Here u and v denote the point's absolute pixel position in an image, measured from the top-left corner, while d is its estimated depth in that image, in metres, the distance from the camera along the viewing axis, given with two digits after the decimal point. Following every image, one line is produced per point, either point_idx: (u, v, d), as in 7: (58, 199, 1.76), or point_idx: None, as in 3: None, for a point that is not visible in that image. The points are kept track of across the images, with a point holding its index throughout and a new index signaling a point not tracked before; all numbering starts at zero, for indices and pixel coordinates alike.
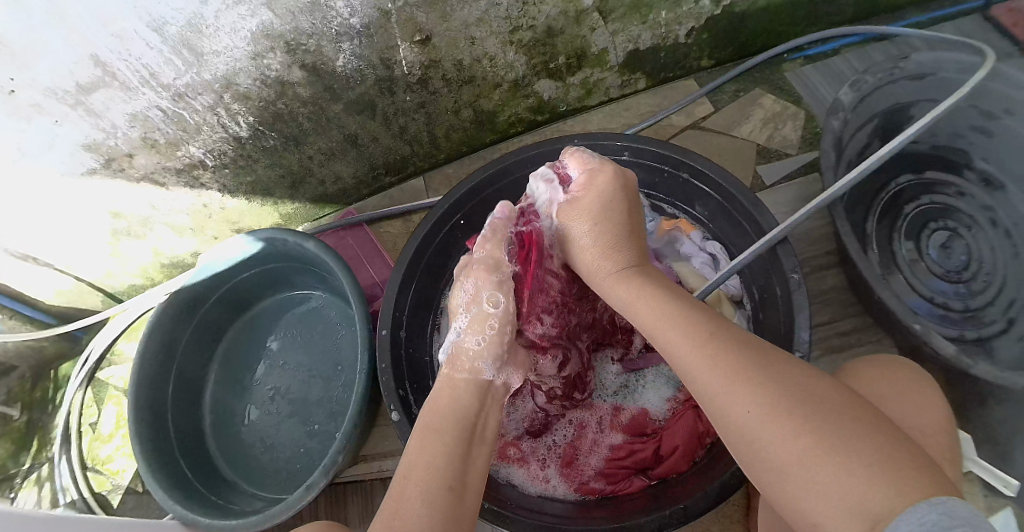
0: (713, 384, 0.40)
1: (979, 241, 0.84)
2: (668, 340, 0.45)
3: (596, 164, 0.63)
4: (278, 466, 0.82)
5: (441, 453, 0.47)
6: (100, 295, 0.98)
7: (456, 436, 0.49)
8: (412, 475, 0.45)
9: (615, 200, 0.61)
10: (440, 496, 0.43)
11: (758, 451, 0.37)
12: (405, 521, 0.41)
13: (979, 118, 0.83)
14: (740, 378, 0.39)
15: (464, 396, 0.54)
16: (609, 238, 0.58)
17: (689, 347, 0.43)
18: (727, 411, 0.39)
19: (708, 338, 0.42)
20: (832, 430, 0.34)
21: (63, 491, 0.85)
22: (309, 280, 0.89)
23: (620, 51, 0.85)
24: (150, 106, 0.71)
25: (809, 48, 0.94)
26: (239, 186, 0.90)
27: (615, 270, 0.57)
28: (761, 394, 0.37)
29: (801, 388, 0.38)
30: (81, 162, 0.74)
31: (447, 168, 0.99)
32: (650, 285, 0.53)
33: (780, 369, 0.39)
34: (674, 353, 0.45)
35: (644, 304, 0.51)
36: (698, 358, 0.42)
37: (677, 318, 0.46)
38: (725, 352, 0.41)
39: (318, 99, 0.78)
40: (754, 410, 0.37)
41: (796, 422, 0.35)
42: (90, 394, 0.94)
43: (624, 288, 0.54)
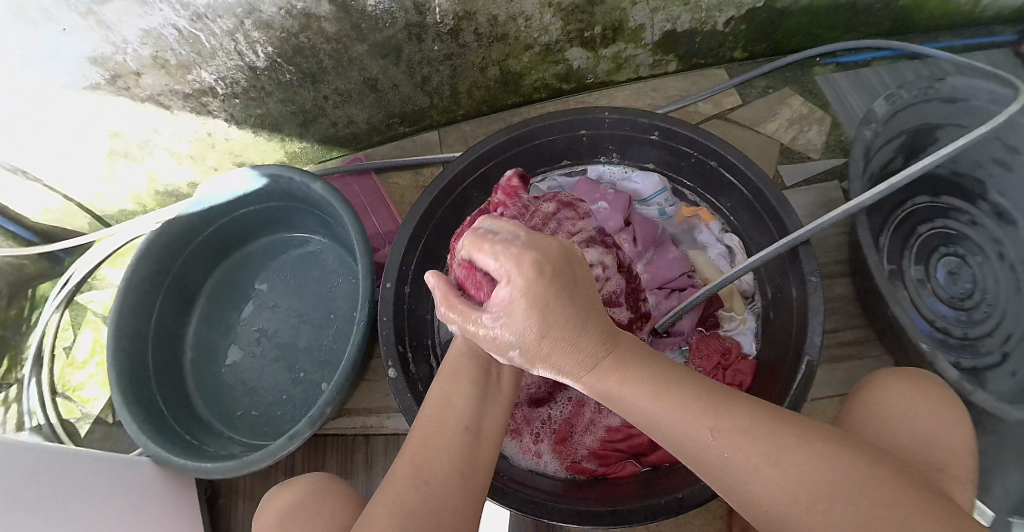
0: (728, 472, 0.36)
1: (985, 272, 0.84)
2: (667, 437, 0.38)
3: (506, 253, 0.41)
4: (258, 411, 0.80)
5: (465, 396, 0.45)
6: (88, 217, 0.93)
7: (476, 383, 0.46)
8: (434, 414, 0.44)
9: (552, 298, 0.40)
10: (460, 437, 0.42)
11: (775, 529, 0.35)
12: (427, 458, 0.40)
13: (1002, 151, 0.82)
14: (758, 469, 0.35)
15: (487, 342, 0.50)
16: (546, 336, 0.40)
17: (695, 440, 0.36)
18: (744, 496, 0.36)
19: (711, 435, 0.36)
20: (861, 523, 0.32)
21: (29, 414, 0.81)
22: (310, 223, 0.86)
23: (657, 29, 0.82)
24: (165, 23, 0.67)
25: (842, 55, 0.92)
26: (247, 118, 0.87)
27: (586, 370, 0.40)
28: (783, 477, 0.34)
29: (825, 475, 0.34)
30: (85, 76, 0.71)
31: (464, 126, 0.96)
32: (623, 362, 0.40)
33: (777, 432, 0.36)
34: (675, 447, 0.38)
35: (620, 387, 0.39)
36: (708, 453, 0.36)
37: (666, 392, 0.38)
38: (737, 433, 0.36)
39: (343, 37, 0.74)
40: (772, 492, 0.34)
41: (817, 515, 0.33)
42: (66, 316, 0.89)
43: (591, 374, 0.40)
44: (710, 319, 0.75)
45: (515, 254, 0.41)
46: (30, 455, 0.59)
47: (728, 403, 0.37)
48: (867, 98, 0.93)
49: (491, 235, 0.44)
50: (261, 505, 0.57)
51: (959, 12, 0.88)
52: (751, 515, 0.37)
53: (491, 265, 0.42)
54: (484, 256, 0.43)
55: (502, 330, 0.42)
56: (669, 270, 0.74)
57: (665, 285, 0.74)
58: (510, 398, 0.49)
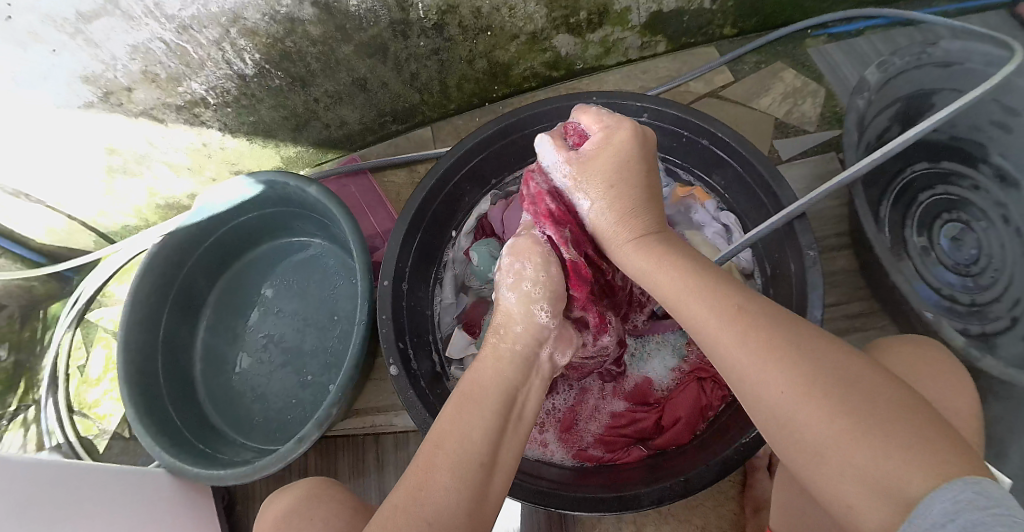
0: (743, 357, 0.37)
1: (989, 237, 0.82)
2: (690, 316, 0.41)
3: (611, 121, 0.55)
4: (269, 416, 0.81)
5: (479, 427, 0.43)
6: (91, 236, 0.95)
7: (498, 414, 0.45)
8: (444, 445, 0.42)
9: (634, 158, 0.53)
10: (472, 473, 0.41)
11: (789, 428, 0.34)
12: (431, 492, 0.39)
13: (1000, 113, 0.81)
14: (771, 353, 0.36)
15: (512, 372, 0.48)
16: (602, 190, 0.52)
17: (717, 318, 0.39)
18: (754, 391, 0.36)
19: (735, 313, 0.39)
20: (873, 404, 0.32)
21: (48, 434, 0.83)
22: (309, 227, 0.87)
23: (643, 11, 0.82)
24: (152, 37, 0.67)
25: (834, 26, 0.91)
26: (241, 126, 0.87)
27: (631, 238, 0.50)
28: (798, 372, 0.34)
29: (833, 365, 0.34)
30: (77, 94, 0.71)
31: (456, 120, 0.97)
32: (667, 251, 0.47)
33: (797, 328, 0.37)
34: (700, 332, 0.41)
35: (662, 276, 0.45)
36: (726, 332, 0.38)
37: (702, 288, 0.42)
38: (755, 327, 0.37)
39: (328, 39, 0.75)
40: (787, 387, 0.34)
41: (832, 401, 0.33)
42: (78, 335, 0.92)
43: (642, 255, 0.48)
44: None
45: (614, 120, 0.55)
46: (40, 470, 0.59)
47: (754, 300, 0.40)
48: (860, 67, 0.92)
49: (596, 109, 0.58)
50: (260, 511, 0.57)
51: None
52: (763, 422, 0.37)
53: (590, 126, 0.56)
54: (584, 121, 0.57)
55: (577, 169, 0.54)
56: None
57: None
58: (530, 425, 0.48)
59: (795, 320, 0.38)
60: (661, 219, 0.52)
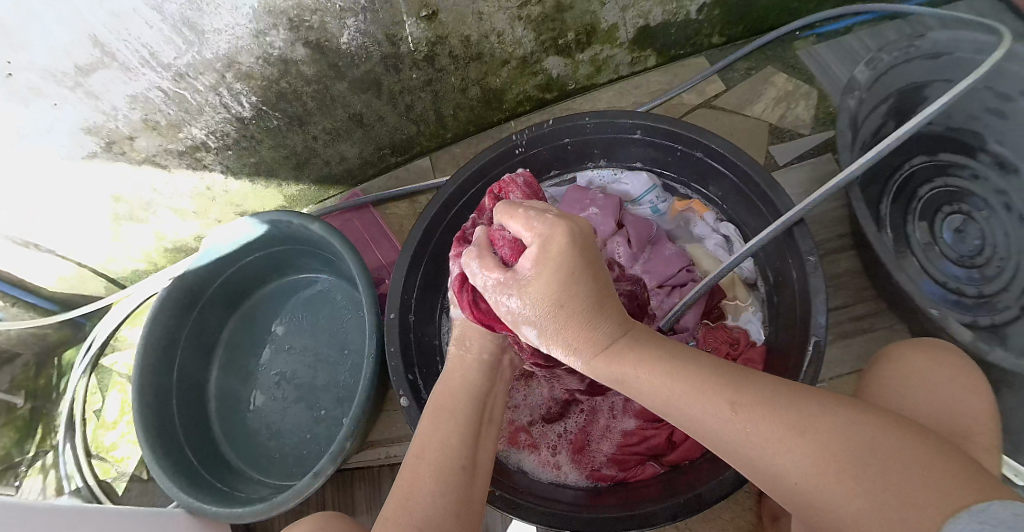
0: (751, 448, 0.34)
1: (993, 225, 0.82)
2: (681, 413, 0.37)
3: (545, 222, 0.45)
4: (286, 452, 0.82)
5: (453, 429, 0.45)
6: (103, 281, 0.96)
7: (470, 418, 0.47)
8: (426, 454, 0.44)
9: (578, 269, 0.43)
10: (455, 477, 0.42)
11: (812, 509, 0.32)
12: (417, 502, 0.40)
13: (994, 100, 0.80)
14: (782, 437, 0.33)
15: (477, 374, 0.51)
16: (545, 321, 0.44)
17: (713, 415, 0.36)
18: (770, 474, 0.34)
19: (730, 410, 0.35)
20: (890, 472, 0.30)
21: (68, 478, 0.84)
22: (314, 262, 0.87)
23: (631, 27, 0.83)
24: (150, 86, 0.69)
25: (822, 26, 0.92)
26: (243, 168, 0.88)
27: (593, 354, 0.43)
28: (813, 452, 0.32)
29: (850, 435, 0.32)
30: (81, 145, 0.73)
31: (454, 148, 0.98)
32: (644, 353, 0.41)
33: (803, 404, 0.35)
34: (699, 429, 0.37)
35: (641, 380, 0.40)
36: (729, 429, 0.35)
37: (693, 382, 0.37)
38: (761, 418, 0.34)
39: (322, 77, 0.76)
40: (803, 469, 0.32)
41: (850, 480, 0.31)
42: (94, 380, 0.93)
43: (612, 355, 0.42)
44: (715, 309, 0.76)
45: (549, 224, 0.44)
46: (57, 518, 0.60)
47: (752, 385, 0.36)
48: (852, 65, 0.92)
49: (522, 206, 0.48)
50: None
51: None
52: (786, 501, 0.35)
53: (522, 232, 0.47)
54: (514, 226, 0.47)
55: (520, 297, 0.45)
56: (668, 266, 0.74)
57: (665, 282, 0.73)
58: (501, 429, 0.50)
59: (797, 399, 0.35)
60: (622, 314, 0.45)
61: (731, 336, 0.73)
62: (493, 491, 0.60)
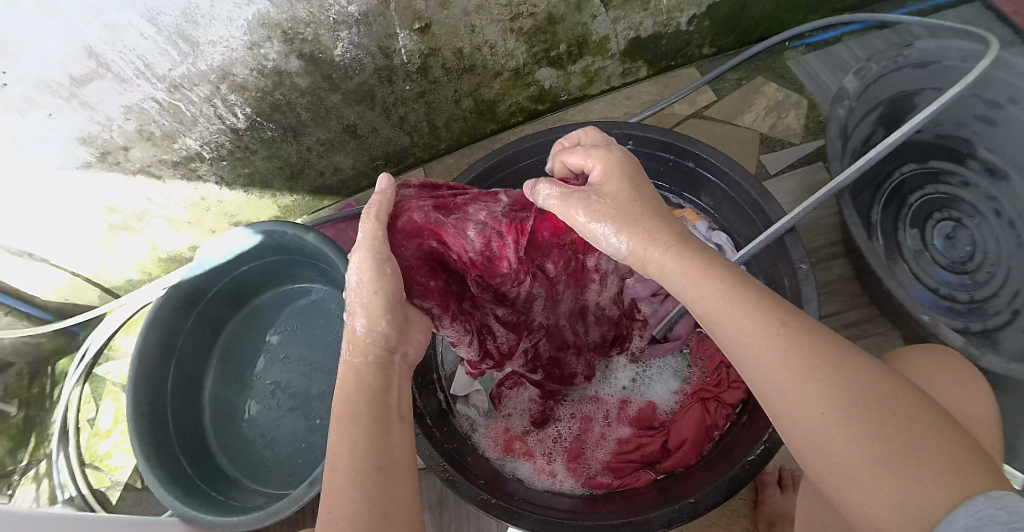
0: (785, 374, 0.36)
1: (983, 232, 0.84)
2: (730, 330, 0.39)
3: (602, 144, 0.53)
4: (281, 460, 0.82)
5: (355, 435, 0.42)
6: (97, 291, 0.96)
7: (376, 418, 0.43)
8: (338, 465, 0.41)
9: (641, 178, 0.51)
10: (371, 480, 0.39)
11: (820, 449, 0.34)
12: (340, 514, 0.38)
13: (983, 107, 0.82)
14: (814, 372, 0.35)
15: (371, 375, 0.47)
16: (625, 222, 0.47)
17: (762, 332, 0.37)
18: (791, 411, 0.36)
19: (778, 331, 0.37)
20: (907, 431, 0.32)
21: (61, 487, 0.84)
22: (308, 273, 0.88)
23: (622, 39, 0.84)
24: (145, 97, 0.69)
25: (812, 35, 0.93)
26: (237, 178, 0.89)
27: (668, 250, 0.45)
28: (840, 393, 0.34)
29: (874, 387, 0.34)
30: (76, 156, 0.73)
31: (448, 158, 0.98)
32: (713, 267, 0.43)
33: (838, 347, 0.37)
34: (738, 344, 0.39)
35: (704, 288, 0.42)
36: (772, 348, 0.37)
37: (752, 299, 0.39)
38: (802, 346, 0.36)
39: (316, 89, 0.76)
40: (827, 408, 0.34)
41: (869, 428, 0.33)
42: (87, 390, 0.93)
43: (681, 267, 0.44)
44: None
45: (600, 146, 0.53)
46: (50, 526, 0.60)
47: (798, 319, 0.38)
48: (840, 74, 0.93)
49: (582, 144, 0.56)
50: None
51: None
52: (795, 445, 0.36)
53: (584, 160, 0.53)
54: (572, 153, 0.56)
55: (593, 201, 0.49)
56: None
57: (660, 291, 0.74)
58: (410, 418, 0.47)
59: (837, 342, 0.37)
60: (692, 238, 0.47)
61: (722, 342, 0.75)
62: (489, 500, 0.60)
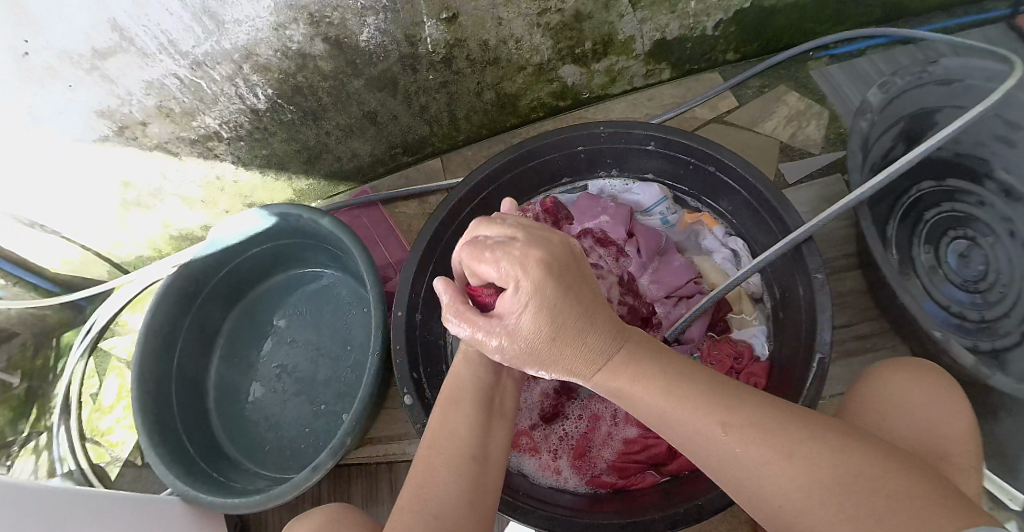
0: (739, 469, 0.34)
1: (997, 252, 0.82)
2: (677, 436, 0.37)
3: (512, 262, 0.41)
4: (283, 444, 0.82)
5: (465, 421, 0.45)
6: (106, 265, 0.96)
7: (477, 409, 0.46)
8: (437, 445, 0.43)
9: (563, 291, 0.40)
10: (466, 466, 0.41)
11: None
12: (432, 489, 0.40)
13: (1003, 127, 0.82)
14: (770, 461, 0.33)
15: (487, 370, 0.49)
16: (546, 364, 0.43)
17: (708, 437, 0.35)
18: (760, 498, 0.34)
19: (722, 432, 0.35)
20: (871, 496, 0.30)
21: (59, 461, 0.83)
22: (320, 257, 0.88)
23: (648, 40, 0.83)
24: (166, 73, 0.69)
25: (836, 47, 0.93)
26: (253, 159, 0.89)
27: (595, 370, 0.41)
28: (800, 477, 0.32)
29: (836, 465, 0.32)
30: (94, 129, 0.73)
31: (465, 150, 0.98)
32: (641, 370, 0.40)
33: (790, 430, 0.34)
34: (687, 443, 0.37)
35: (639, 395, 0.39)
36: (720, 446, 0.35)
37: (691, 402, 0.37)
38: (753, 439, 0.34)
39: (339, 74, 0.76)
40: (790, 491, 0.32)
41: (836, 509, 0.31)
42: (91, 364, 0.92)
43: (616, 374, 0.40)
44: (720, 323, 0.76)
45: (518, 259, 0.41)
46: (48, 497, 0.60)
47: (746, 402, 0.36)
48: (863, 87, 0.92)
49: (491, 242, 0.43)
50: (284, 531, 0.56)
51: None
52: (772, 524, 0.34)
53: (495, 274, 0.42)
54: (482, 269, 0.43)
55: (508, 341, 0.42)
56: (676, 277, 0.75)
57: (673, 293, 0.74)
58: (511, 419, 0.49)
59: (786, 419, 0.35)
60: (616, 322, 0.43)
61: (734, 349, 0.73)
62: None
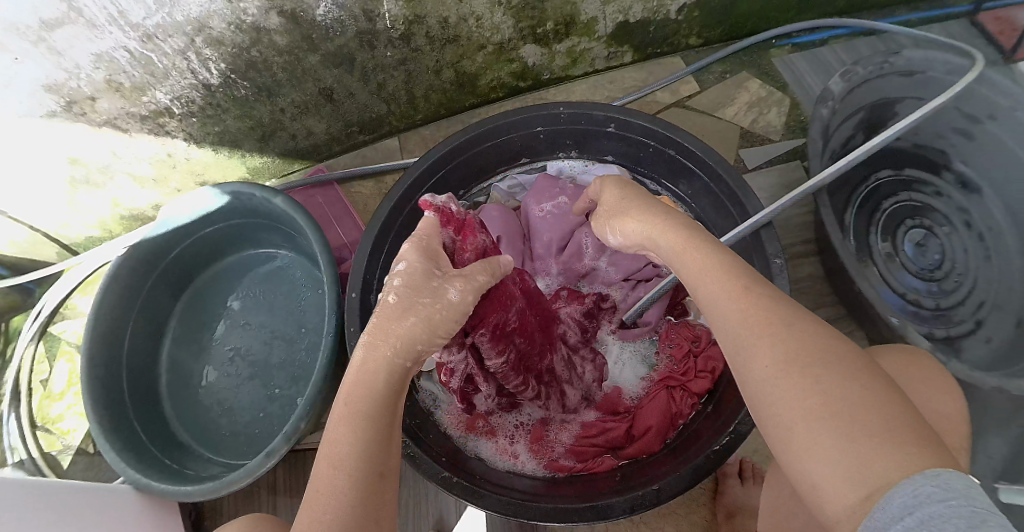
0: (740, 332, 0.37)
1: (953, 242, 0.84)
2: (703, 293, 0.42)
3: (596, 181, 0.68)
4: (237, 430, 0.80)
5: (364, 438, 0.40)
6: (56, 247, 0.92)
7: (383, 417, 0.42)
8: (339, 464, 0.38)
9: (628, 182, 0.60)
10: (370, 486, 0.38)
11: (763, 407, 0.35)
12: (334, 518, 0.36)
13: (962, 121, 0.83)
14: (763, 330, 0.36)
15: (388, 384, 0.44)
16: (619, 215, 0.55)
17: (726, 295, 0.39)
18: (745, 366, 0.36)
19: (742, 292, 0.39)
20: (854, 403, 0.31)
21: (10, 450, 0.79)
22: (276, 238, 0.86)
23: (610, 21, 0.83)
24: (116, 46, 0.66)
25: (797, 36, 0.93)
26: (206, 136, 0.86)
27: (662, 223, 0.50)
28: (782, 346, 0.35)
29: (823, 349, 0.34)
30: (41, 104, 0.70)
31: (424, 131, 0.97)
32: (701, 238, 0.46)
33: (791, 309, 0.37)
34: (707, 305, 0.41)
35: (687, 254, 0.45)
36: (731, 309, 0.38)
37: (724, 266, 0.42)
38: (760, 304, 0.38)
39: (295, 49, 0.74)
40: (771, 358, 0.35)
41: (807, 381, 0.33)
42: (41, 348, 0.88)
43: (676, 237, 0.47)
44: (678, 308, 0.78)
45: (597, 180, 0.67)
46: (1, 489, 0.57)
47: (768, 286, 0.39)
48: (824, 76, 0.93)
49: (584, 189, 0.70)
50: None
51: None
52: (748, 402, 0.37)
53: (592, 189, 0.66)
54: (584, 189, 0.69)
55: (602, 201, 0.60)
56: (635, 261, 0.77)
57: (630, 277, 0.77)
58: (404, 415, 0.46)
59: (798, 310, 0.37)
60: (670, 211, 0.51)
61: (693, 333, 0.75)
62: (450, 478, 0.59)
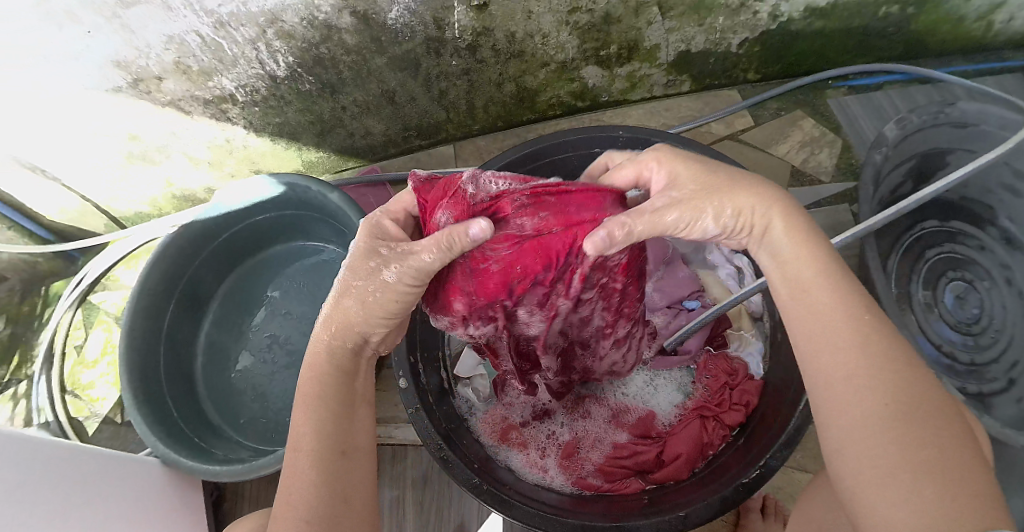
0: (846, 371, 0.38)
1: (993, 298, 0.83)
2: (812, 317, 0.42)
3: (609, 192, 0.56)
4: (269, 416, 0.81)
5: (317, 420, 0.44)
6: (104, 219, 0.95)
7: (341, 401, 0.46)
8: (301, 445, 0.42)
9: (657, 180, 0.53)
10: (332, 462, 0.42)
11: (853, 451, 0.35)
12: (298, 494, 0.40)
13: (1010, 177, 0.81)
14: (873, 375, 0.37)
15: (336, 369, 0.48)
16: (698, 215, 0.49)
17: (845, 324, 0.40)
18: (840, 406, 0.37)
19: (857, 329, 0.39)
20: (954, 469, 0.32)
21: (37, 411, 0.81)
22: (326, 233, 0.87)
23: (672, 50, 0.83)
24: (189, 29, 0.68)
25: (855, 79, 0.93)
26: (265, 126, 0.88)
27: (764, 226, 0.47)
28: (889, 396, 0.36)
29: (925, 410, 0.35)
30: (109, 78, 0.72)
31: (479, 140, 0.98)
32: (823, 256, 0.44)
33: (903, 363, 0.37)
34: (812, 332, 0.41)
35: (802, 269, 0.44)
36: (844, 340, 0.39)
37: (843, 294, 0.41)
38: (875, 347, 0.38)
39: (362, 49, 0.76)
40: (875, 406, 0.36)
41: (908, 439, 0.34)
42: (79, 316, 0.90)
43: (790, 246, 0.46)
44: (716, 339, 0.78)
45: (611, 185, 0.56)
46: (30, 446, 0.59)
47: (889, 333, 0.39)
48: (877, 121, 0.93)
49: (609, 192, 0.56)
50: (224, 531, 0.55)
51: (971, 38, 0.88)
52: (833, 444, 0.37)
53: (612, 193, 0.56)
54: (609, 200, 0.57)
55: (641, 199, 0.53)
56: (680, 288, 0.77)
57: (674, 303, 0.77)
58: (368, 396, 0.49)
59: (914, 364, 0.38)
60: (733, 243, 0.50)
61: (730, 367, 0.74)
62: (481, 485, 0.60)
